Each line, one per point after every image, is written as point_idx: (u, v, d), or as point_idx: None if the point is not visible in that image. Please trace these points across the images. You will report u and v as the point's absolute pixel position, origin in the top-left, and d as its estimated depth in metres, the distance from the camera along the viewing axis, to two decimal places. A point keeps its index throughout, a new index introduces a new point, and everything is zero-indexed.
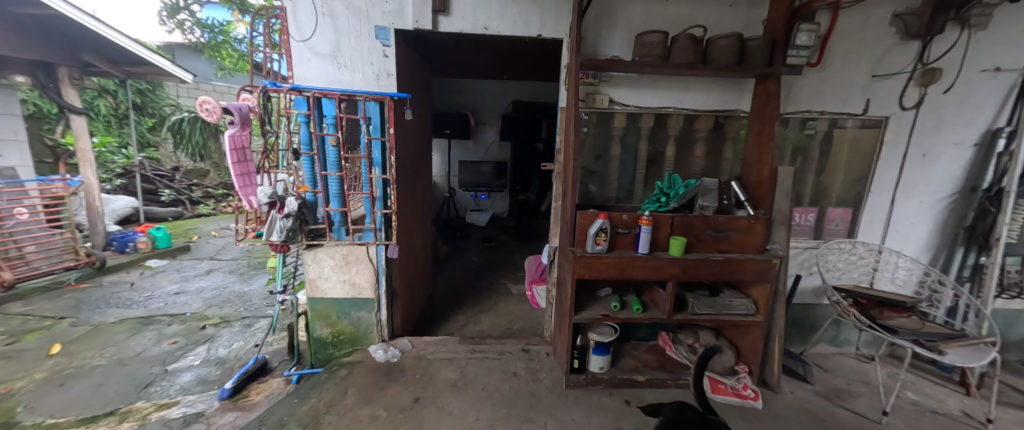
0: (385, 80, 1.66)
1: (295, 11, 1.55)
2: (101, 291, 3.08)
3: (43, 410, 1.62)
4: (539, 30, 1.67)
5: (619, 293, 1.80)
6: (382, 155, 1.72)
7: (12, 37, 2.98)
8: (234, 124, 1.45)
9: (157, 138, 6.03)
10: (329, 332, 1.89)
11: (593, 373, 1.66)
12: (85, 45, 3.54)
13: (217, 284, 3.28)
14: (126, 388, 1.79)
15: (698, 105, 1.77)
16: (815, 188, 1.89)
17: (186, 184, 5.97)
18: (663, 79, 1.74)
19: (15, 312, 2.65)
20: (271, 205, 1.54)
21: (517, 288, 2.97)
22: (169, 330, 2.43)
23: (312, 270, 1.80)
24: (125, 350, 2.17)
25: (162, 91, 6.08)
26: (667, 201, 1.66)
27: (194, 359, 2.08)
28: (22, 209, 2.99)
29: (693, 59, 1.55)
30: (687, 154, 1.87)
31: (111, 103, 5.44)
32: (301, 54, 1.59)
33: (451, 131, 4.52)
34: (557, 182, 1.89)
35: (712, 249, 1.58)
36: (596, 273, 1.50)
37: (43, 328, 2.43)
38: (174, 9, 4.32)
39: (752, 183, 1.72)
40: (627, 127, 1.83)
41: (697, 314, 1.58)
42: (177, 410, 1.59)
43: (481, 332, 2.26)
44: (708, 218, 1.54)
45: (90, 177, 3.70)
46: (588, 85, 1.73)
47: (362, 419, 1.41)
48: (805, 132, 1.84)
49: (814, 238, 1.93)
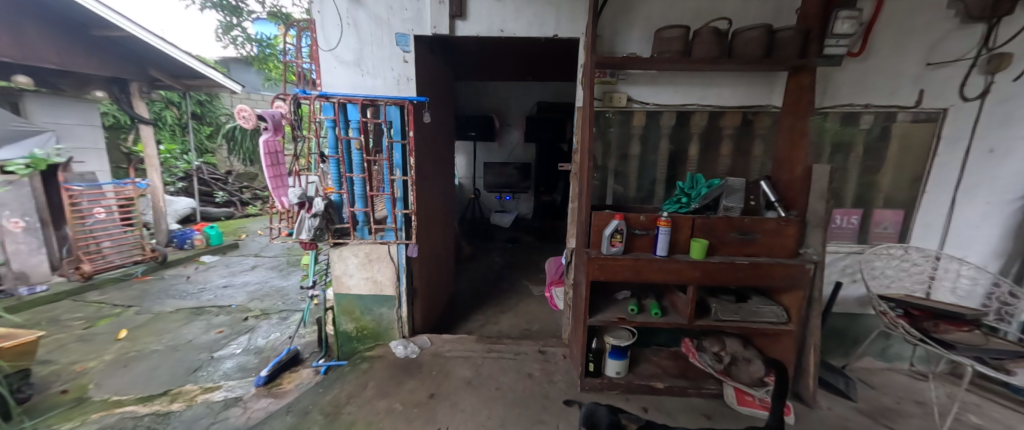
0: (405, 85, 1.72)
1: (322, 24, 1.66)
2: (162, 283, 3.42)
3: (109, 388, 1.83)
4: (555, 30, 1.66)
5: (638, 296, 1.75)
6: (402, 158, 1.79)
7: (93, 57, 3.41)
8: (268, 129, 1.57)
9: (213, 145, 6.57)
10: (353, 327, 1.98)
11: (609, 377, 1.63)
12: (152, 62, 3.92)
13: (259, 279, 3.54)
14: (178, 372, 1.98)
15: (723, 102, 1.68)
16: (858, 188, 1.75)
17: (238, 186, 6.48)
18: (685, 75, 1.67)
19: (91, 300, 3.00)
20: (301, 205, 1.67)
21: (538, 289, 2.96)
22: (216, 321, 2.65)
23: (338, 268, 1.90)
24: (178, 337, 2.39)
25: (218, 102, 6.67)
26: (688, 201, 1.58)
27: (236, 348, 2.25)
28: (100, 209, 3.36)
29: (716, 53, 1.47)
30: (713, 153, 1.77)
31: (175, 114, 6.04)
32: (328, 63, 1.70)
33: (476, 133, 4.55)
34: (574, 183, 1.87)
35: (736, 253, 1.49)
36: (610, 276, 1.49)
37: (113, 315, 2.73)
38: (228, 26, 4.77)
39: (784, 182, 1.61)
40: (648, 126, 1.78)
41: (720, 321, 1.51)
42: (219, 394, 1.75)
43: (499, 333, 2.28)
44: (731, 220, 1.47)
45: (156, 180, 4.11)
46: (605, 84, 1.70)
47: (379, 411, 1.47)
48: (847, 128, 1.69)
49: (858, 242, 1.78)
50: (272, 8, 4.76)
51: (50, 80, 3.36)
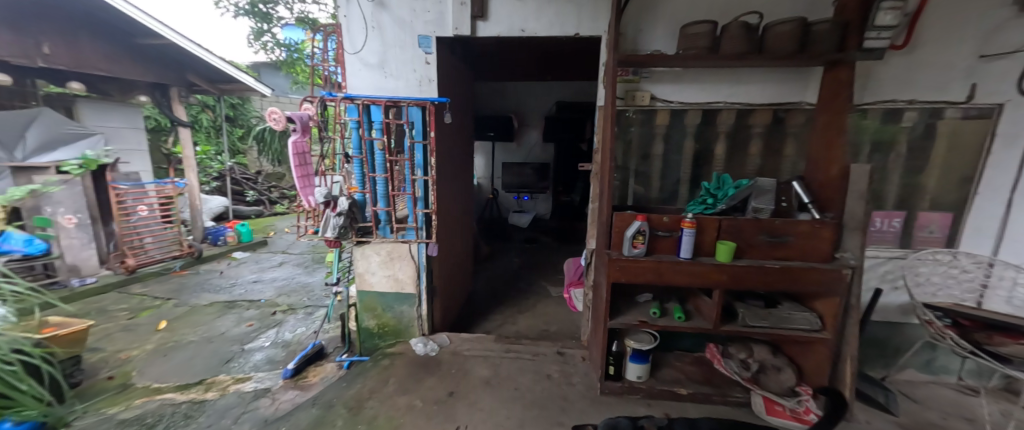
0: (426, 86, 1.74)
1: (348, 27, 1.71)
2: (198, 277, 3.61)
3: (150, 375, 1.94)
4: (576, 29, 1.64)
5: (660, 299, 1.71)
6: (424, 158, 1.81)
7: (137, 65, 3.67)
8: (296, 131, 1.62)
9: (245, 146, 6.88)
10: (374, 324, 2.03)
11: (630, 381, 1.59)
12: (190, 67, 4.14)
13: (286, 275, 3.68)
14: (212, 362, 2.09)
15: (752, 99, 1.62)
16: (901, 189, 1.64)
17: (267, 185, 6.75)
18: (711, 72, 1.62)
19: (135, 292, 3.20)
20: (326, 204, 1.72)
21: (556, 290, 2.94)
22: (247, 314, 2.77)
23: (361, 265, 1.94)
24: (212, 329, 2.52)
25: (249, 105, 6.99)
26: (715, 202, 1.52)
27: (265, 341, 2.35)
28: (143, 207, 3.58)
29: (746, 49, 1.41)
30: (741, 153, 1.70)
31: (210, 117, 6.38)
32: (353, 66, 1.75)
33: (495, 133, 4.58)
34: (595, 183, 1.84)
35: (766, 256, 1.43)
36: (632, 277, 1.46)
37: (154, 306, 2.90)
38: (258, 31, 4.99)
39: (819, 183, 1.53)
40: (672, 124, 1.73)
41: (748, 326, 1.45)
42: (250, 384, 1.83)
43: (518, 333, 2.27)
44: (761, 222, 1.41)
45: (192, 180, 4.34)
46: (628, 83, 1.67)
47: (400, 407, 1.50)
48: (889, 125, 1.59)
49: (900, 246, 1.68)
50: (300, 14, 4.95)
51: (99, 85, 3.60)
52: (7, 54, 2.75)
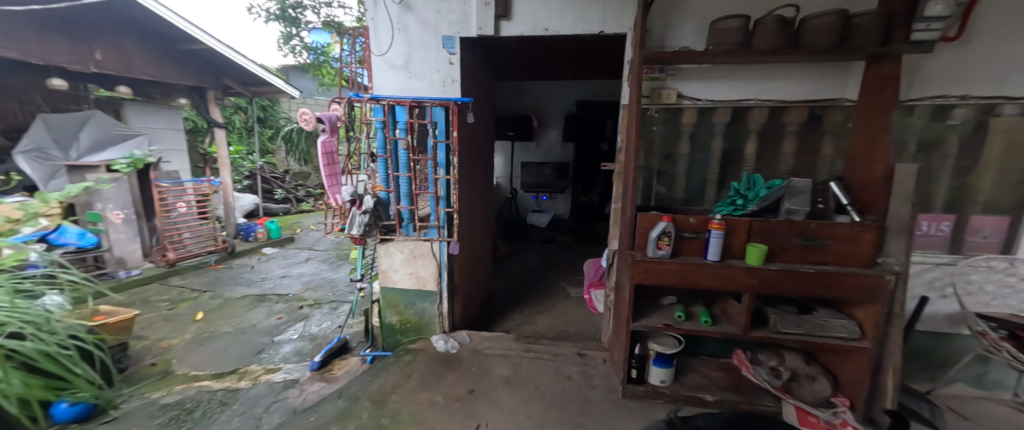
0: (450, 86, 1.76)
1: (375, 30, 1.75)
2: (230, 271, 3.79)
3: (189, 363, 2.06)
4: (601, 26, 1.62)
5: (685, 302, 1.67)
6: (446, 157, 1.83)
7: (179, 70, 3.89)
8: (325, 131, 1.68)
9: (273, 146, 7.17)
10: (397, 320, 2.07)
11: (653, 385, 1.56)
12: (225, 71, 4.37)
13: (313, 271, 3.81)
14: (245, 352, 2.18)
15: (786, 96, 1.55)
16: (951, 191, 1.53)
17: (294, 184, 7.01)
18: (742, 68, 1.56)
19: (174, 284, 3.40)
20: (352, 202, 1.77)
21: (576, 291, 2.91)
22: (276, 308, 2.89)
23: (384, 263, 1.99)
24: (245, 321, 2.64)
25: (278, 107, 7.28)
26: (745, 203, 1.47)
27: (293, 333, 2.44)
28: (182, 204, 3.76)
29: (781, 44, 1.35)
30: (773, 152, 1.64)
31: (243, 118, 6.69)
32: (379, 67, 1.79)
33: (514, 133, 4.59)
34: (617, 183, 1.81)
35: (800, 260, 1.37)
36: (656, 279, 1.43)
37: (192, 298, 3.07)
38: (287, 36, 5.14)
39: (859, 184, 1.45)
40: (699, 123, 1.68)
41: (779, 333, 1.39)
42: (280, 375, 1.91)
43: (537, 333, 2.27)
44: (795, 224, 1.35)
45: (226, 179, 4.56)
46: (653, 80, 1.63)
47: (422, 402, 1.52)
48: (938, 122, 1.49)
49: (949, 252, 1.57)
50: (326, 18, 5.11)
51: (144, 89, 3.87)
52: (63, 60, 3.01)
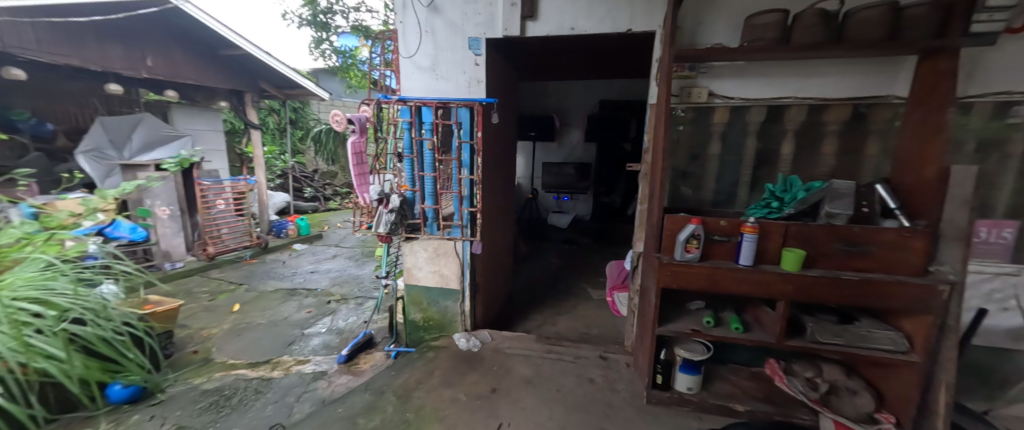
0: (475, 87, 1.78)
1: (404, 33, 1.80)
2: (264, 265, 3.98)
3: (226, 351, 2.18)
4: (629, 24, 1.59)
5: (715, 308, 1.61)
6: (470, 157, 1.85)
7: (220, 74, 4.16)
8: (355, 132, 1.73)
9: (303, 147, 7.46)
10: (420, 317, 2.11)
11: (680, 392, 1.51)
12: (262, 75, 4.59)
13: (339, 267, 3.94)
14: (277, 344, 2.29)
15: (827, 93, 1.47)
16: (1015, 195, 1.41)
17: (322, 183, 7.28)
18: (779, 65, 1.49)
19: (213, 276, 3.61)
20: (379, 201, 1.82)
21: (597, 293, 2.87)
22: (306, 302, 3.00)
23: (409, 260, 2.03)
24: (277, 314, 2.76)
25: (308, 109, 7.58)
26: (780, 206, 1.40)
27: (321, 327, 2.53)
28: (221, 201, 3.98)
29: (822, 38, 1.29)
30: (811, 152, 1.56)
31: (276, 120, 7.01)
32: (407, 69, 1.83)
33: (535, 133, 4.58)
34: (644, 183, 1.78)
35: (842, 267, 1.29)
36: (684, 283, 1.39)
37: (229, 290, 3.24)
38: (319, 40, 5.37)
39: (908, 186, 1.36)
40: (731, 122, 1.63)
41: (818, 343, 1.32)
42: (309, 367, 1.99)
43: (558, 334, 2.25)
44: (836, 229, 1.27)
45: (261, 178, 4.80)
46: (683, 79, 1.59)
47: (445, 399, 1.55)
48: (1001, 120, 1.37)
49: (1012, 261, 1.44)
50: (355, 22, 5.27)
51: (188, 93, 4.14)
52: (119, 67, 3.28)
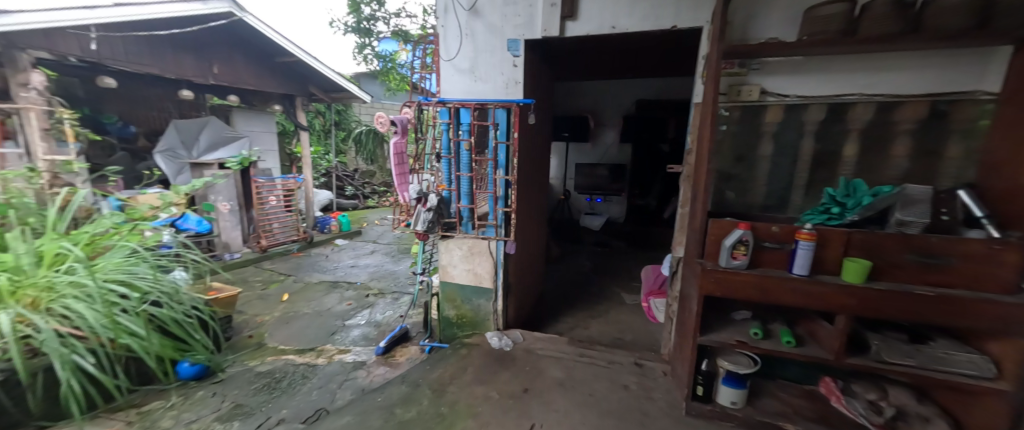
0: (513, 88, 1.79)
1: (445, 37, 1.85)
2: (309, 258, 4.25)
3: (276, 337, 2.34)
4: (674, 21, 1.53)
5: (762, 319, 1.52)
6: (506, 158, 1.86)
7: (276, 79, 4.48)
8: (397, 133, 1.78)
9: (346, 147, 7.87)
10: (454, 314, 2.15)
11: (722, 406, 1.44)
12: (311, 80, 4.90)
13: (377, 263, 4.11)
14: (320, 333, 2.43)
15: (900, 89, 1.33)
16: None
17: (361, 182, 7.64)
18: (842, 59, 1.38)
19: (265, 267, 3.90)
20: (418, 200, 1.87)
21: (632, 298, 2.80)
22: (347, 294, 3.17)
23: (444, 258, 2.08)
24: (320, 305, 2.93)
25: (350, 111, 7.99)
26: (842, 212, 1.30)
27: (361, 319, 2.65)
28: (272, 198, 4.27)
29: (895, 29, 1.17)
30: (878, 154, 1.43)
31: (322, 122, 7.45)
32: (447, 72, 1.88)
33: (569, 134, 4.52)
34: (686, 186, 1.71)
35: (914, 280, 1.17)
36: (729, 291, 1.32)
37: (279, 280, 3.49)
38: (361, 45, 5.62)
39: (1000, 193, 1.20)
40: (785, 121, 1.53)
41: (883, 363, 1.20)
42: (350, 356, 2.09)
43: (590, 338, 2.22)
44: (908, 238, 1.16)
45: (308, 176, 5.11)
46: (732, 76, 1.51)
47: (477, 396, 1.57)
48: None
49: None
50: (395, 27, 5.48)
51: (247, 98, 4.51)
52: (191, 74, 3.63)
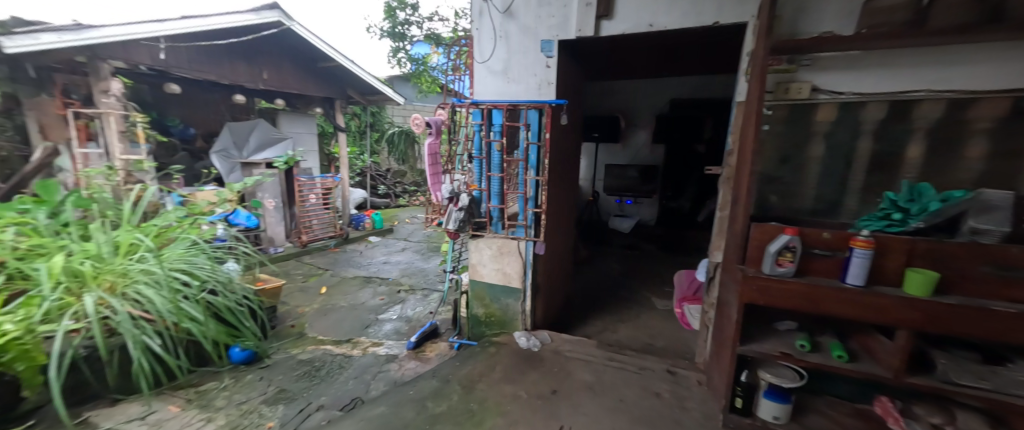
0: (545, 88, 1.79)
1: (479, 39, 1.88)
2: (344, 254, 4.45)
3: (315, 328, 2.47)
4: (715, 17, 1.47)
5: (809, 331, 1.43)
6: (537, 158, 1.86)
7: (318, 83, 4.74)
8: (432, 134, 1.82)
9: (379, 148, 8.18)
10: (482, 312, 2.18)
11: (763, 420, 1.37)
12: (349, 84, 5.14)
13: (407, 260, 4.24)
14: (355, 325, 2.54)
15: (977, 84, 1.21)
16: None
17: (393, 181, 7.90)
18: (907, 53, 1.27)
19: (305, 261, 4.13)
20: (450, 199, 1.91)
21: (663, 303, 2.72)
22: (380, 289, 3.29)
23: (474, 257, 2.12)
24: (355, 299, 3.06)
25: (384, 113, 8.30)
26: (904, 219, 1.20)
27: (392, 314, 2.75)
28: (312, 196, 4.53)
29: (974, 18, 1.06)
30: (948, 156, 1.30)
31: (357, 123, 7.78)
32: (481, 73, 1.91)
33: (599, 134, 4.42)
34: (725, 188, 1.64)
35: (991, 294, 1.06)
36: (773, 300, 1.26)
37: (317, 274, 3.68)
38: (396, 49, 5.83)
39: None
40: (838, 121, 1.43)
41: (951, 384, 1.10)
42: (383, 349, 2.18)
43: (619, 342, 2.17)
44: (986, 248, 1.04)
45: (344, 176, 5.35)
46: (780, 73, 1.43)
47: (506, 394, 1.58)
48: None
49: None
50: (428, 31, 5.63)
51: (292, 101, 4.80)
52: (244, 79, 3.91)
